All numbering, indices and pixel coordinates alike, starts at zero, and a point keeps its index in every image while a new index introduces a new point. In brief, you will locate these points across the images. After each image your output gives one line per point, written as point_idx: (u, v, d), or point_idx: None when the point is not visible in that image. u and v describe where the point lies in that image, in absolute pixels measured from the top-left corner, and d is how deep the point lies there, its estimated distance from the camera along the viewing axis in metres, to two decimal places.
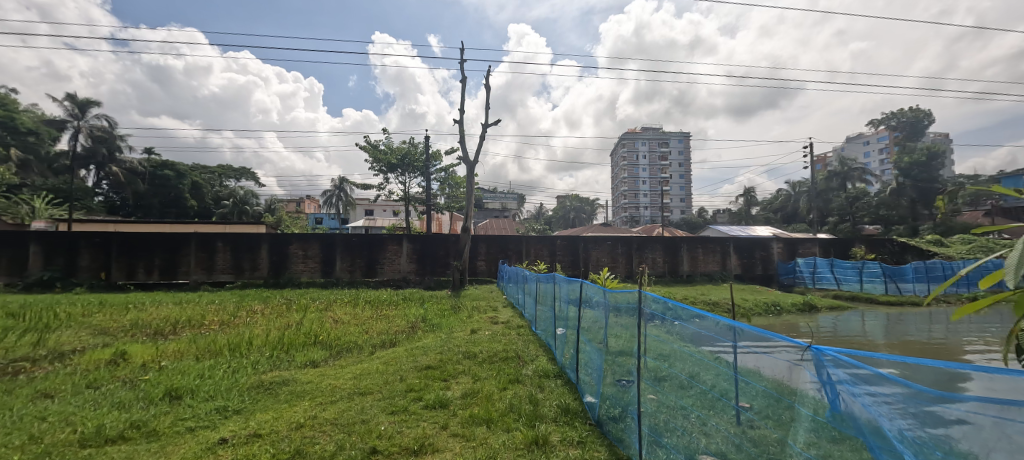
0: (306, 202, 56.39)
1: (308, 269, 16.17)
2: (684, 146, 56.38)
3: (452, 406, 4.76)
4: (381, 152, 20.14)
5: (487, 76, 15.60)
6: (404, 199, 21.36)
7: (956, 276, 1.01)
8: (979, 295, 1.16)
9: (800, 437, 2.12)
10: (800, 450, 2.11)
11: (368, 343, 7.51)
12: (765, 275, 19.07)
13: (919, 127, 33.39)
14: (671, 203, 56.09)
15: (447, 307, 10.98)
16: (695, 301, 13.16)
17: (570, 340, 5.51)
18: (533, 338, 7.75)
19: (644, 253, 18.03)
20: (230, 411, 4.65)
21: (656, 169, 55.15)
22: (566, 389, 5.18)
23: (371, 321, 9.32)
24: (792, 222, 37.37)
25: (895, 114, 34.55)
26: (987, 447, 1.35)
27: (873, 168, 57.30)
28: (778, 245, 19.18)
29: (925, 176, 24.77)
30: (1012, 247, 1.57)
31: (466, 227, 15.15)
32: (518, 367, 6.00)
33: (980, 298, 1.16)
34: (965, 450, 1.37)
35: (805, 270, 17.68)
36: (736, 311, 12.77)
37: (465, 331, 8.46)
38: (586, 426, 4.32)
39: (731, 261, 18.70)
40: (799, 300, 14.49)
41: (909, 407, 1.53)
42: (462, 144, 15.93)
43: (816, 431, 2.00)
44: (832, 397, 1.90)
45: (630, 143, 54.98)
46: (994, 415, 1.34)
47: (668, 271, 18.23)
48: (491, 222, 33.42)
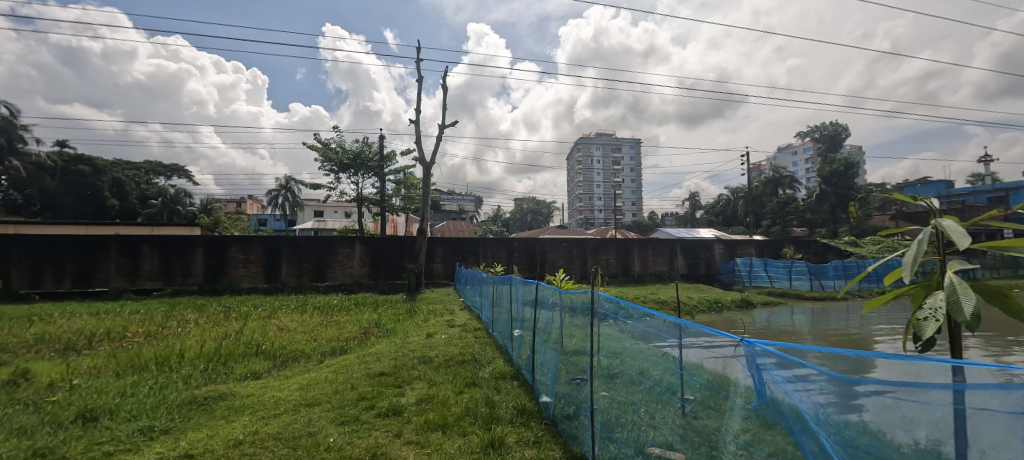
0: (248, 202, 52.71)
1: (249, 274, 15.11)
2: (635, 152, 58.80)
3: (406, 413, 4.64)
4: (332, 152, 19.33)
5: (444, 76, 15.39)
6: (357, 200, 20.58)
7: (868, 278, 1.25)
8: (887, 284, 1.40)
9: (733, 424, 2.33)
10: (733, 437, 2.31)
11: (316, 351, 7.16)
12: (708, 274, 20.33)
13: (837, 140, 37.11)
14: (623, 206, 58.24)
15: (402, 312, 10.68)
16: (645, 300, 13.77)
17: (526, 341, 5.57)
18: (489, 340, 7.75)
19: (598, 254, 18.57)
20: (157, 431, 4.23)
21: (610, 173, 57.05)
22: (522, 390, 5.23)
23: (319, 328, 8.89)
24: (732, 225, 40.11)
25: (818, 127, 38.16)
26: (893, 425, 1.53)
27: (801, 176, 62.85)
28: (719, 246, 20.52)
29: (842, 183, 27.60)
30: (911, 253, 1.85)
31: (422, 229, 14.81)
32: (474, 370, 5.97)
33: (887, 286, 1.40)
34: (876, 429, 1.55)
35: (742, 269, 19.18)
36: (681, 309, 13.47)
37: (421, 335, 8.29)
38: (541, 426, 4.38)
39: (678, 262, 19.75)
40: (737, 297, 15.58)
41: (825, 392, 1.71)
42: (418, 144, 15.60)
43: (749, 418, 2.20)
44: (759, 386, 2.08)
45: (585, 148, 56.47)
46: (893, 397, 1.54)
47: (620, 272, 18.89)
48: (448, 224, 32.96)
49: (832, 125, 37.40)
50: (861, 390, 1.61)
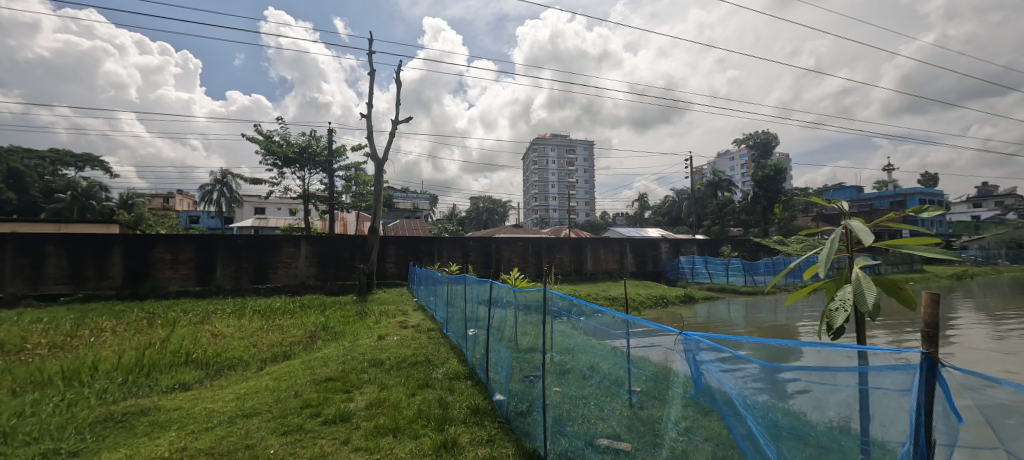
0: (177, 197, 48.25)
1: (178, 276, 13.83)
2: (588, 154, 60.48)
3: (355, 418, 4.47)
4: (275, 145, 18.15)
5: (398, 70, 14.93)
6: (303, 196, 19.48)
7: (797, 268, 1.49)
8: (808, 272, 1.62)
9: (674, 413, 2.48)
10: (674, 424, 2.47)
11: (255, 357, 6.71)
12: (655, 271, 21.38)
13: (768, 147, 40.39)
14: (577, 206, 59.76)
15: (351, 314, 10.26)
16: (597, 297, 14.23)
17: (480, 340, 5.57)
18: (443, 341, 7.65)
19: (552, 253, 18.91)
20: (64, 454, 3.76)
21: (564, 173, 58.25)
22: (476, 390, 5.22)
23: (260, 334, 8.33)
24: (676, 225, 42.45)
25: (752, 135, 41.36)
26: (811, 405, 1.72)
27: (738, 180, 67.73)
28: (665, 245, 21.66)
29: (773, 187, 30.09)
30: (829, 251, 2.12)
31: (374, 227, 14.31)
32: (427, 372, 5.87)
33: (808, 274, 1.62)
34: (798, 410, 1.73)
35: (686, 266, 20.39)
36: (630, 305, 14.07)
37: (372, 337, 8.02)
38: (495, 424, 4.39)
39: (627, 260, 20.59)
40: (681, 293, 16.53)
41: (755, 379, 1.87)
42: (370, 139, 15.03)
43: (688, 405, 2.36)
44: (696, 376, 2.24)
45: (541, 148, 57.25)
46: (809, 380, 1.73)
47: (574, 270, 19.38)
48: (402, 222, 32.12)
49: (764, 133, 40.68)
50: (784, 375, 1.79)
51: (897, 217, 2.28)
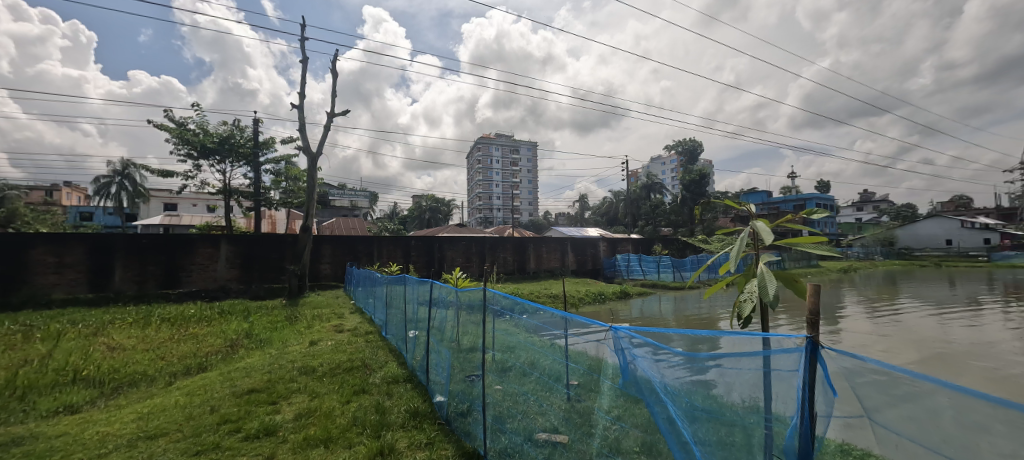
0: (64, 191, 41.63)
1: (64, 282, 11.96)
2: (532, 155, 61.50)
3: (281, 432, 4.17)
4: (190, 133, 16.32)
5: (334, 59, 14.10)
6: (223, 191, 17.72)
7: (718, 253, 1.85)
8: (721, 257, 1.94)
9: None
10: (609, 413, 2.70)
11: (163, 371, 6.00)
12: (594, 269, 22.28)
13: (694, 153, 43.77)
14: (520, 206, 60.57)
15: (280, 319, 9.54)
16: (539, 295, 14.52)
17: (421, 342, 5.45)
18: (382, 344, 7.38)
19: (496, 252, 18.99)
20: None
21: (508, 173, 58.77)
22: (415, 392, 5.10)
23: (169, 344, 7.46)
24: (614, 225, 44.62)
25: (680, 142, 44.67)
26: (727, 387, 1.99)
27: (668, 183, 72.71)
28: (603, 244, 22.68)
29: (698, 190, 32.69)
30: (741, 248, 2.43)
31: (306, 226, 13.42)
32: (364, 377, 5.63)
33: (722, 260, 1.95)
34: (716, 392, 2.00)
35: (622, 264, 21.44)
36: (569, 301, 14.59)
37: (302, 344, 7.51)
38: (434, 427, 4.32)
39: (568, 258, 21.27)
40: (617, 289, 17.42)
41: (682, 364, 2.06)
42: (302, 132, 14.05)
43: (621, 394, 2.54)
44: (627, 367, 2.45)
45: (485, 148, 57.23)
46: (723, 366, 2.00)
47: (517, 269, 19.62)
48: (338, 220, 30.44)
49: (690, 140, 44.08)
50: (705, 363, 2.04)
51: (792, 221, 2.64)
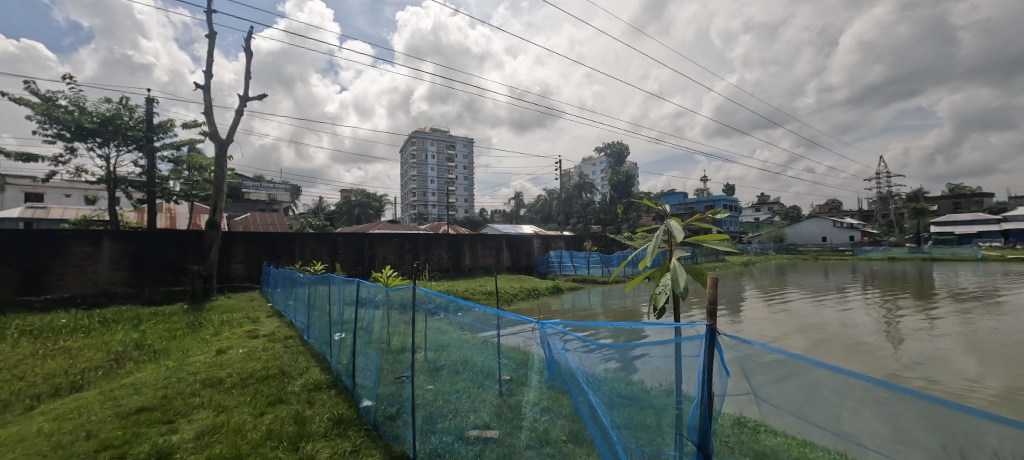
0: None
1: None
2: (468, 151, 61.07)
3: (179, 453, 3.72)
4: (60, 110, 13.78)
5: (247, 37, 12.74)
6: (106, 180, 15.24)
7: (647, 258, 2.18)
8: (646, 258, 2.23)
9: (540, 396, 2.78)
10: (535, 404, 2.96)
11: (24, 393, 5.05)
12: (528, 266, 22.75)
13: (621, 156, 46.47)
14: (456, 203, 59.87)
15: (181, 326, 8.46)
16: (474, 292, 14.48)
17: (347, 344, 5.16)
18: (303, 348, 6.86)
19: (430, 249, 18.55)
20: None
21: (444, 169, 57.69)
22: (340, 398, 4.82)
23: (32, 361, 6.27)
24: (548, 222, 45.90)
25: (609, 144, 47.19)
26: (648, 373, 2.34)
27: (598, 183, 76.44)
28: (537, 241, 23.24)
29: (624, 190, 34.77)
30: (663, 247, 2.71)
31: (213, 221, 12.04)
32: (282, 385, 5.20)
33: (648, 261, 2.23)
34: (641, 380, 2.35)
35: (555, 260, 22.12)
36: (503, 297, 14.75)
37: (208, 353, 6.73)
38: (360, 433, 4.11)
39: (503, 255, 21.46)
40: (550, 285, 17.95)
41: (609, 357, 2.43)
42: (209, 116, 12.53)
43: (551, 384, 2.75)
44: (555, 360, 2.69)
45: (420, 142, 55.57)
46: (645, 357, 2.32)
47: (451, 266, 19.37)
48: (254, 215, 27.71)
49: (618, 143, 46.75)
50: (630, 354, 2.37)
51: (700, 219, 2.92)
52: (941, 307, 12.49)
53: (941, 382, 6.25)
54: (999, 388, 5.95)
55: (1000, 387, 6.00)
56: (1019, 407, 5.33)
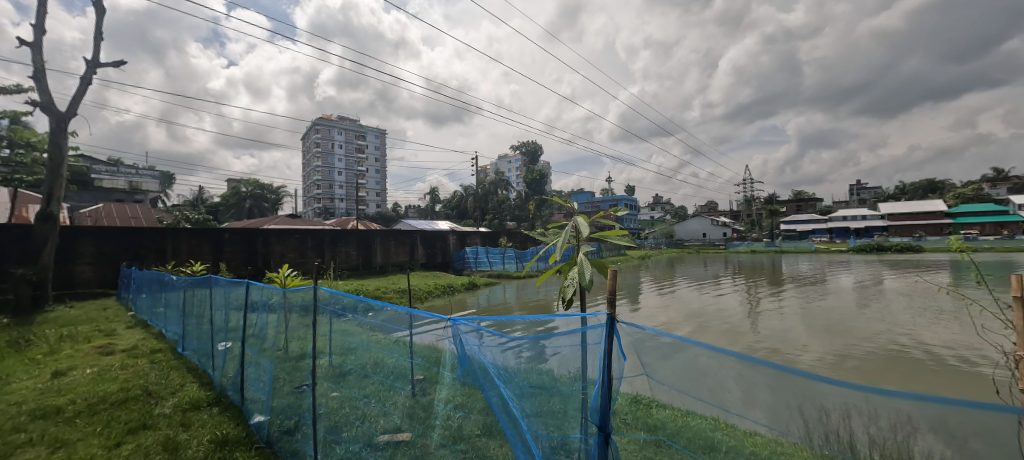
0: None
1: None
2: (380, 142, 58.03)
3: None
4: None
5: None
6: None
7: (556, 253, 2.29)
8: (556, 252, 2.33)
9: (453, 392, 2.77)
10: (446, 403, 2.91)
11: None
12: (444, 262, 22.43)
13: (535, 155, 48.09)
14: (367, 197, 56.57)
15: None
16: (385, 291, 13.80)
17: (233, 355, 4.55)
18: (177, 363, 5.89)
19: (336, 247, 17.22)
20: None
21: (353, 161, 53.95)
22: (224, 417, 4.23)
23: None
24: (464, 218, 45.71)
25: (524, 143, 48.51)
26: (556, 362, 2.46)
27: (513, 181, 78.19)
28: (453, 237, 23.03)
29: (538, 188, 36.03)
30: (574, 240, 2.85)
31: (48, 214, 9.73)
32: (147, 408, 4.40)
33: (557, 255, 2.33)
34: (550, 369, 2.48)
35: (470, 256, 22.20)
36: (416, 295, 14.28)
37: (39, 376, 5.42)
38: (249, 453, 3.65)
39: (418, 252, 20.84)
40: (466, 281, 17.90)
41: (522, 350, 2.51)
42: (40, 83, 10.03)
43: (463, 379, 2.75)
44: (467, 356, 2.68)
45: (325, 130, 51.18)
46: (554, 347, 2.44)
47: (361, 264, 18.21)
48: (111, 207, 23.05)
49: (532, 143, 48.30)
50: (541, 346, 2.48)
51: (604, 216, 3.12)
52: (788, 291, 15.17)
53: (788, 352, 7.57)
54: (827, 354, 7.40)
55: (827, 352, 7.50)
56: (837, 367, 6.72)
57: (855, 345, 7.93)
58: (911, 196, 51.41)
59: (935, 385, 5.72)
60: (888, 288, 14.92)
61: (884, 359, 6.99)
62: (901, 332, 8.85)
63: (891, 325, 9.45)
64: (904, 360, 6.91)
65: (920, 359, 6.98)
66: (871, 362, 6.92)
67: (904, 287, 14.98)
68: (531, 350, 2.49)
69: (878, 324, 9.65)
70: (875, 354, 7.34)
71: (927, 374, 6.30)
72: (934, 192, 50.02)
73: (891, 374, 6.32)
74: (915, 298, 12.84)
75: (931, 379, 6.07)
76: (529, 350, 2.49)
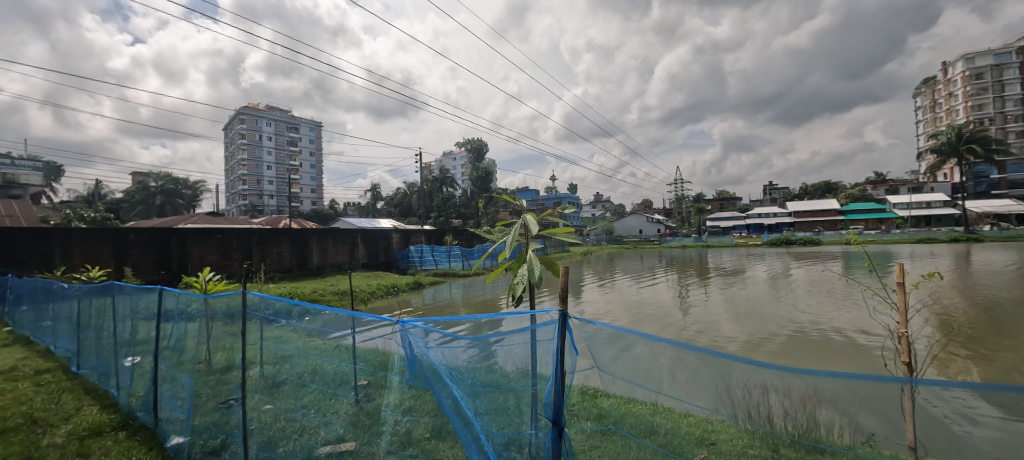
0: None
1: None
2: (315, 136, 54.56)
3: None
4: None
5: None
6: None
7: (505, 250, 2.29)
8: (505, 249, 2.34)
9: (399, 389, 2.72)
10: (390, 408, 2.80)
11: None
12: (387, 261, 21.67)
13: (481, 152, 47.89)
14: (301, 193, 52.96)
15: None
16: (323, 293, 13.00)
17: (144, 370, 4.02)
18: (69, 384, 5.08)
19: (267, 247, 15.90)
20: None
21: (284, 154, 50.05)
22: (134, 441, 3.73)
23: None
24: (408, 216, 44.43)
25: (469, 141, 48.13)
26: (508, 360, 2.46)
27: (459, 178, 77.37)
28: (396, 235, 22.33)
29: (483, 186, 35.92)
30: (521, 235, 2.89)
31: None
32: (30, 440, 3.75)
33: (505, 251, 2.34)
34: (500, 367, 2.47)
35: (415, 255, 21.99)
36: (358, 297, 13.60)
37: None
38: None
39: (358, 251, 19.93)
40: (411, 281, 17.43)
41: (471, 350, 2.47)
42: None
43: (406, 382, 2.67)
44: (411, 357, 2.59)
45: (251, 120, 46.88)
46: (507, 346, 2.44)
47: (295, 266, 16.97)
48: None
49: (478, 140, 48.07)
50: (490, 346, 2.46)
51: (551, 213, 3.16)
52: (713, 282, 16.51)
53: (713, 337, 8.29)
54: (747, 338, 8.17)
55: (748, 336, 8.26)
56: (756, 349, 7.42)
57: (770, 328, 8.83)
58: (812, 195, 58.31)
59: (835, 361, 6.51)
60: (795, 277, 16.81)
61: (793, 340, 7.85)
62: (806, 315, 10.01)
63: (798, 310, 10.64)
64: (809, 340, 7.81)
65: (822, 338, 7.93)
66: (784, 343, 7.74)
67: (807, 276, 16.94)
68: (481, 350, 2.46)
69: (788, 309, 10.83)
70: (787, 336, 8.20)
71: (828, 351, 7.15)
72: (829, 192, 57.16)
73: (796, 352, 7.15)
74: (816, 285, 14.60)
75: (831, 355, 6.91)
76: (480, 350, 2.46)
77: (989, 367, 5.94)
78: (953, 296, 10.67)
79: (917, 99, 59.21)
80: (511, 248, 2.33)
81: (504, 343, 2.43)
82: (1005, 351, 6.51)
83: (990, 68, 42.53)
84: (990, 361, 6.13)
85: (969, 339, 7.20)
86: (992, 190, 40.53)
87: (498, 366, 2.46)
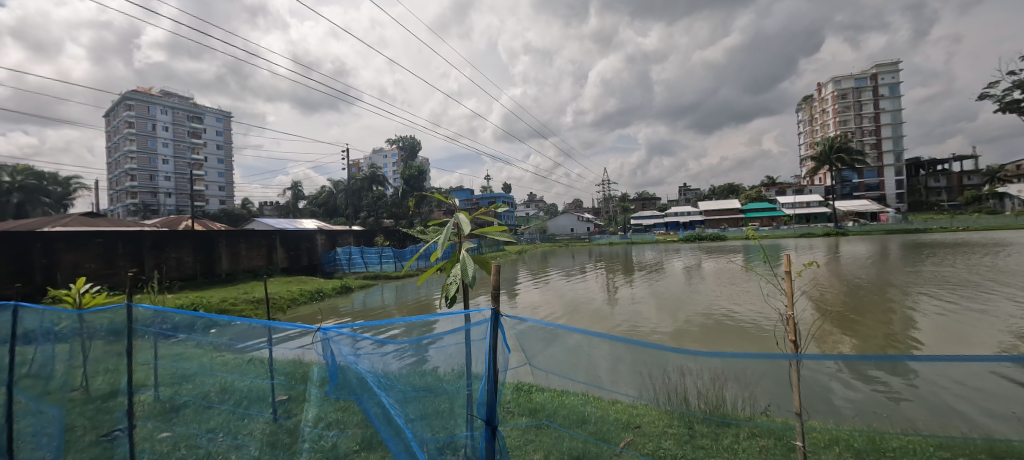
0: None
1: None
2: (222, 127, 49.00)
3: None
4: None
5: None
6: None
7: (437, 250, 2.24)
8: (434, 250, 2.28)
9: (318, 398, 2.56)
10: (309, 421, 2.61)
11: None
12: (310, 265, 20.23)
13: (413, 150, 46.43)
14: (205, 191, 47.24)
15: None
16: (235, 302, 11.75)
17: None
18: None
19: (164, 252, 13.90)
20: None
21: (184, 147, 44.13)
22: None
23: None
24: (334, 216, 41.84)
25: (400, 139, 46.46)
26: (446, 362, 2.39)
27: (390, 177, 74.23)
28: (321, 236, 20.94)
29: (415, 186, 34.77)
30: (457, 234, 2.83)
31: None
32: None
33: (436, 252, 2.30)
34: (435, 369, 2.40)
35: (343, 258, 20.78)
36: (274, 306, 12.39)
37: None
38: None
39: (277, 254, 18.36)
40: (338, 284, 16.44)
41: (404, 353, 2.38)
42: None
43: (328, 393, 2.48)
44: (331, 364, 2.43)
45: (142, 106, 40.69)
46: (446, 347, 2.37)
47: (201, 273, 15.05)
48: None
49: (410, 138, 46.57)
50: (426, 349, 2.36)
51: (485, 213, 3.14)
52: (637, 277, 17.68)
53: (637, 327, 8.96)
54: (665, 325, 8.96)
55: (668, 324, 9.05)
56: (676, 334, 8.18)
57: (688, 316, 9.75)
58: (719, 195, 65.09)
59: (740, 343, 7.33)
60: (706, 269, 18.65)
61: (705, 325, 8.80)
62: (716, 303, 11.17)
63: (710, 299, 11.78)
64: (722, 326, 8.66)
65: (726, 322, 8.95)
66: (699, 328, 8.57)
67: (716, 269, 18.73)
68: (414, 352, 2.36)
69: (701, 298, 11.98)
70: (699, 322, 9.14)
71: (733, 334, 8.04)
72: (733, 193, 64.16)
73: (710, 337, 7.89)
74: (724, 276, 16.28)
75: (735, 337, 7.80)
76: (411, 352, 2.36)
77: (855, 340, 7.08)
78: (828, 282, 12.48)
79: (800, 113, 68.74)
80: (444, 248, 2.28)
81: (440, 345, 2.36)
82: (864, 326, 7.86)
83: (853, 90, 50.51)
84: (853, 335, 7.37)
85: (839, 317, 8.58)
86: (854, 192, 48.32)
87: (433, 367, 2.39)
